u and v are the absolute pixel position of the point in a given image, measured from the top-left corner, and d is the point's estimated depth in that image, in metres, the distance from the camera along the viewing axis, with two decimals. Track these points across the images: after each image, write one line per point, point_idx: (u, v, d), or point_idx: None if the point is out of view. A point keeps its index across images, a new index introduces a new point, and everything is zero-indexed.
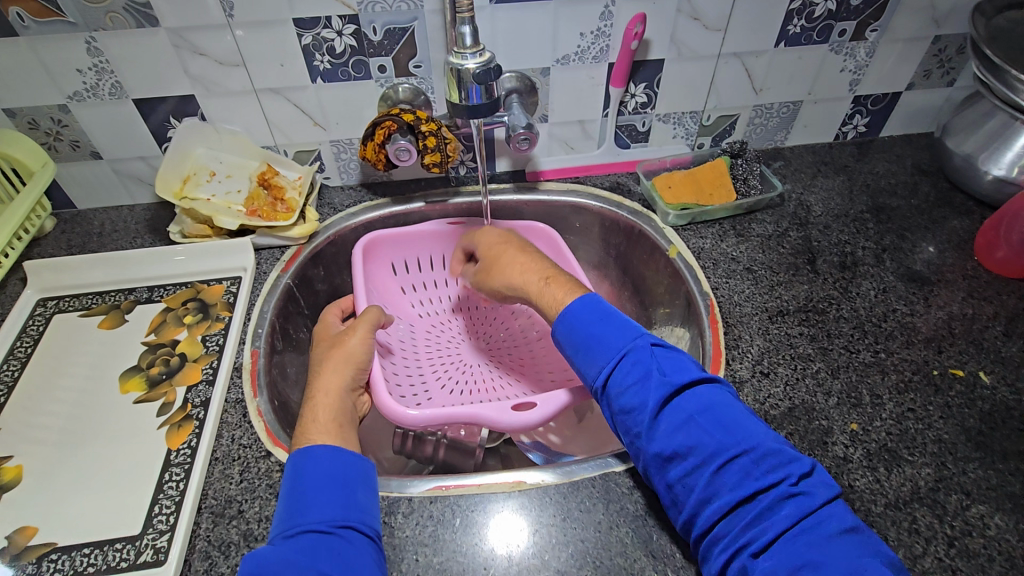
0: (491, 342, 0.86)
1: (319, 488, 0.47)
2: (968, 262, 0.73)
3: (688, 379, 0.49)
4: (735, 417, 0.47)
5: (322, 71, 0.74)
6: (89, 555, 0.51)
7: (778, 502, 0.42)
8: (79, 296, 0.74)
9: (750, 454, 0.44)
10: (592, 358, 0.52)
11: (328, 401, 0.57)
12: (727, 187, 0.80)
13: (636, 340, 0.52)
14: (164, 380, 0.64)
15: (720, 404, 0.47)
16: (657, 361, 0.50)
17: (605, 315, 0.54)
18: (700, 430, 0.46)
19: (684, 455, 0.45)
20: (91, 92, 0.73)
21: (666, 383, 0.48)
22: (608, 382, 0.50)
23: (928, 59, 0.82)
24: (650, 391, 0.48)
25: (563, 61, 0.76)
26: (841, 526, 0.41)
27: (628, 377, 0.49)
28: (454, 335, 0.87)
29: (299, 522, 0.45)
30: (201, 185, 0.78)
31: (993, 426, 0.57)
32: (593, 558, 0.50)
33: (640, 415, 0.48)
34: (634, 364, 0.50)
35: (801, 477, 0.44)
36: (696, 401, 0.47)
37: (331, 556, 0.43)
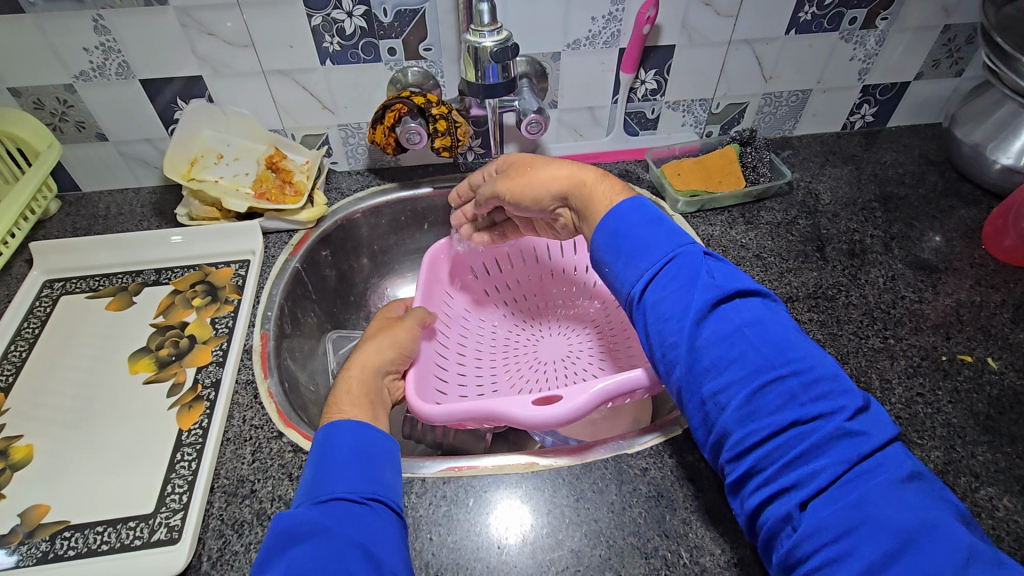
0: (573, 338, 0.80)
1: (351, 460, 0.47)
2: (975, 251, 0.74)
3: (737, 290, 0.48)
4: (786, 337, 0.45)
5: (331, 54, 0.73)
6: (102, 533, 0.51)
7: (829, 438, 0.40)
8: (86, 278, 0.73)
9: (801, 378, 0.42)
10: (635, 262, 0.52)
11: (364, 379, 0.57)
12: (736, 174, 0.80)
13: (686, 247, 0.51)
14: (173, 361, 0.64)
15: (770, 322, 0.46)
16: (707, 270, 0.49)
17: (652, 221, 0.54)
18: (747, 347, 0.44)
19: (725, 368, 0.44)
20: (98, 71, 0.72)
21: (713, 291, 0.47)
22: (647, 287, 0.50)
23: (937, 48, 0.82)
24: (695, 295, 0.48)
25: (574, 46, 0.76)
26: (897, 470, 0.39)
27: (671, 283, 0.49)
28: (530, 332, 0.81)
29: (330, 490, 0.45)
30: (208, 167, 0.77)
31: (1000, 410, 0.58)
32: (606, 538, 0.50)
33: (679, 321, 0.47)
34: (677, 271, 0.49)
35: (857, 415, 0.41)
36: (744, 316, 0.46)
37: (366, 526, 0.43)
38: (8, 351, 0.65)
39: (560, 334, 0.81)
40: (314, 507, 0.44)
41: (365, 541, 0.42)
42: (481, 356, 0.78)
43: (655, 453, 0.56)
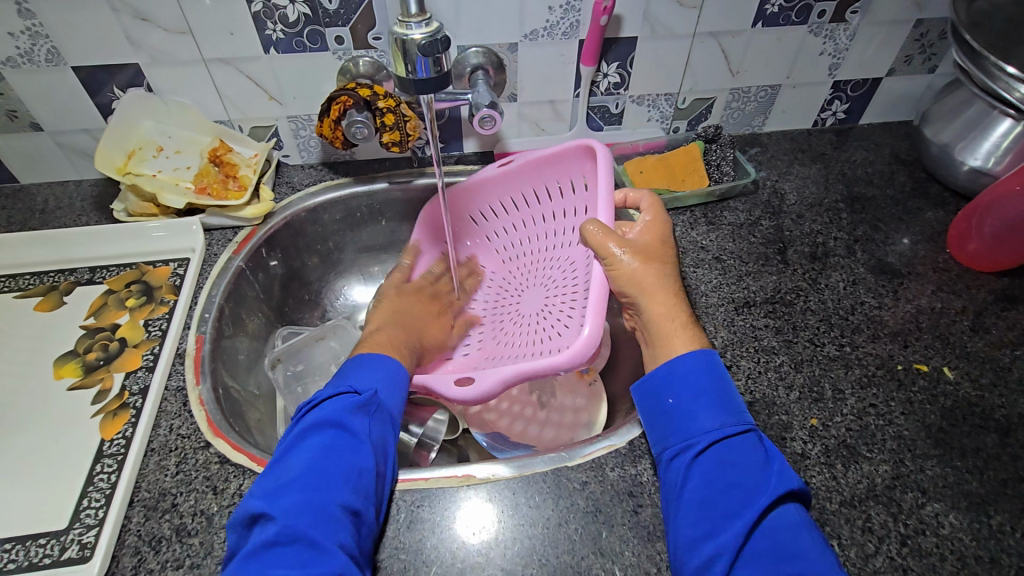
0: (556, 279, 0.71)
1: (388, 379, 0.55)
2: (940, 255, 0.72)
3: (788, 492, 0.45)
4: (824, 552, 0.42)
5: (275, 42, 0.70)
6: (9, 551, 0.48)
7: None
8: (15, 276, 0.70)
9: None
10: (716, 413, 0.49)
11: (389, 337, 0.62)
12: (700, 172, 0.78)
13: (749, 431, 0.49)
14: (101, 366, 0.61)
15: (821, 540, 0.43)
16: (766, 461, 0.47)
17: (725, 384, 0.51)
18: (801, 550, 0.42)
19: (778, 560, 0.41)
20: (26, 57, 0.68)
21: (768, 490, 0.44)
22: (699, 456, 0.48)
23: (909, 43, 0.79)
24: (749, 490, 0.45)
25: (531, 37, 0.73)
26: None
27: (729, 466, 0.47)
28: (526, 281, 0.75)
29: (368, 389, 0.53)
30: (146, 161, 0.73)
31: (953, 423, 0.56)
32: (539, 556, 0.49)
33: (719, 501, 0.45)
34: (748, 450, 0.47)
35: None
36: (798, 520, 0.44)
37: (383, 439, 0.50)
38: None
39: (548, 284, 0.72)
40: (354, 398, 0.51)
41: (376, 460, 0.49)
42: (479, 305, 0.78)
43: (596, 466, 0.54)
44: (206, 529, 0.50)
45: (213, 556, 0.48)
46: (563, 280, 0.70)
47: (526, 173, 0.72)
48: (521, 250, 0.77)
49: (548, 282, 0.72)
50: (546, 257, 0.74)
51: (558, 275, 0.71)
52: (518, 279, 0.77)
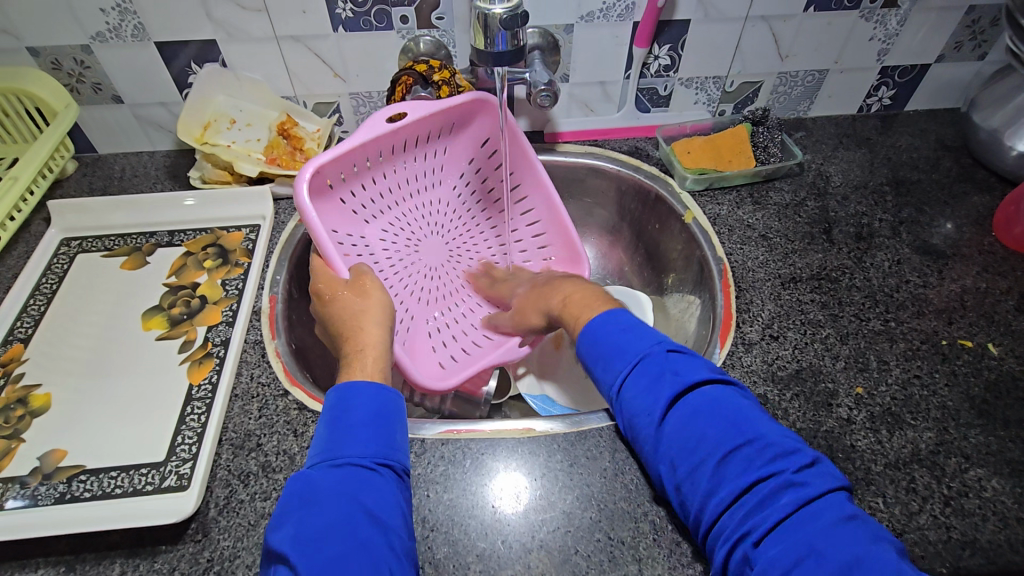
0: (457, 218, 0.81)
1: (371, 420, 0.48)
2: (985, 238, 0.73)
3: (698, 378, 0.47)
4: (744, 414, 0.45)
5: (344, 20, 0.73)
6: (116, 478, 0.53)
7: (776, 489, 0.40)
8: (101, 238, 0.75)
9: (756, 445, 0.43)
10: (610, 364, 0.51)
11: (376, 354, 0.56)
12: (747, 154, 0.80)
13: (653, 347, 0.50)
14: (185, 320, 0.66)
15: (727, 400, 0.46)
16: (662, 367, 0.49)
17: (626, 327, 0.53)
18: (704, 424, 0.45)
19: (687, 453, 0.45)
20: (114, 33, 0.73)
21: (666, 391, 0.47)
22: (620, 389, 0.50)
23: (960, 30, 0.80)
24: (659, 391, 0.48)
25: (587, 18, 0.75)
26: (840, 511, 0.39)
27: (639, 384, 0.49)
28: (417, 229, 0.78)
29: (346, 454, 0.45)
30: (221, 133, 0.78)
31: (997, 395, 0.58)
32: (598, 502, 0.52)
33: (647, 414, 0.48)
34: (648, 368, 0.49)
35: (803, 467, 0.42)
36: (703, 398, 0.46)
37: (380, 496, 0.44)
38: (27, 304, 0.68)
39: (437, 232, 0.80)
40: (332, 470, 0.44)
41: (373, 507, 0.43)
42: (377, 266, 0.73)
43: None
44: (289, 466, 0.54)
45: None
46: (455, 224, 0.81)
47: (425, 121, 0.71)
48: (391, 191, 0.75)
49: (438, 229, 0.80)
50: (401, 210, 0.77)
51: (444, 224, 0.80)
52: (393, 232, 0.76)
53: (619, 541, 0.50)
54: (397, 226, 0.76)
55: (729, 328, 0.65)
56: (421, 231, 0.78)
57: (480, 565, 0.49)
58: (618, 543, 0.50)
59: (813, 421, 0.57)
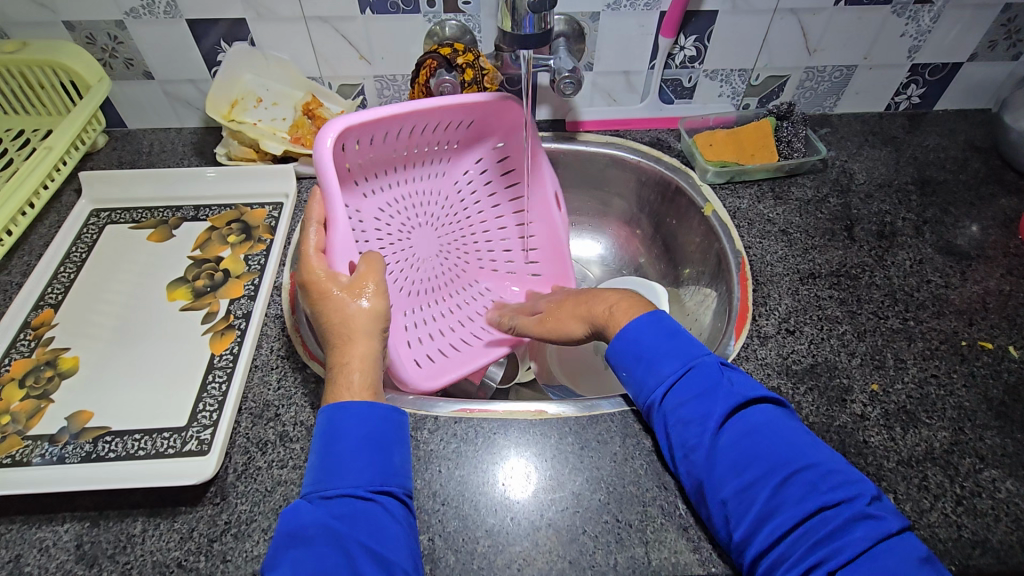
0: (457, 284, 0.79)
1: (362, 446, 0.48)
2: (1011, 240, 0.72)
3: (756, 398, 0.49)
4: (802, 440, 0.46)
5: (371, 3, 0.74)
6: (139, 440, 0.55)
7: (851, 520, 0.41)
8: (129, 210, 0.77)
9: (816, 471, 0.44)
10: (656, 367, 0.51)
11: (364, 367, 0.54)
12: (770, 148, 0.79)
13: (706, 355, 0.51)
14: (208, 292, 0.68)
15: (783, 423, 0.47)
16: (725, 383, 0.49)
17: (673, 332, 0.54)
18: (766, 442, 0.45)
19: (745, 468, 0.45)
20: (147, 9, 0.74)
21: (725, 403, 0.48)
22: (669, 395, 0.50)
23: (995, 29, 0.78)
24: (715, 403, 0.48)
25: (614, 6, 0.75)
26: (912, 553, 0.39)
27: (690, 392, 0.49)
28: (445, 232, 0.77)
29: (338, 486, 0.46)
30: (248, 110, 0.79)
31: (1016, 398, 0.57)
32: (606, 484, 0.53)
33: (700, 426, 0.48)
34: (698, 379, 0.50)
35: (872, 500, 0.43)
36: (764, 416, 0.47)
37: (375, 528, 0.44)
38: (57, 272, 0.69)
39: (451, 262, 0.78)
40: (324, 505, 0.45)
41: (372, 540, 0.44)
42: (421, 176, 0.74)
43: None
44: (306, 436, 0.55)
45: None
46: (446, 269, 0.78)
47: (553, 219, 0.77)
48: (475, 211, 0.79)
49: (447, 246, 0.78)
50: (474, 232, 0.79)
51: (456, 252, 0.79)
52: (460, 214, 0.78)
53: (627, 524, 0.50)
54: (456, 211, 0.78)
55: (745, 321, 0.65)
56: (448, 233, 0.78)
57: (488, 540, 0.50)
58: (625, 525, 0.50)
59: (826, 415, 0.56)
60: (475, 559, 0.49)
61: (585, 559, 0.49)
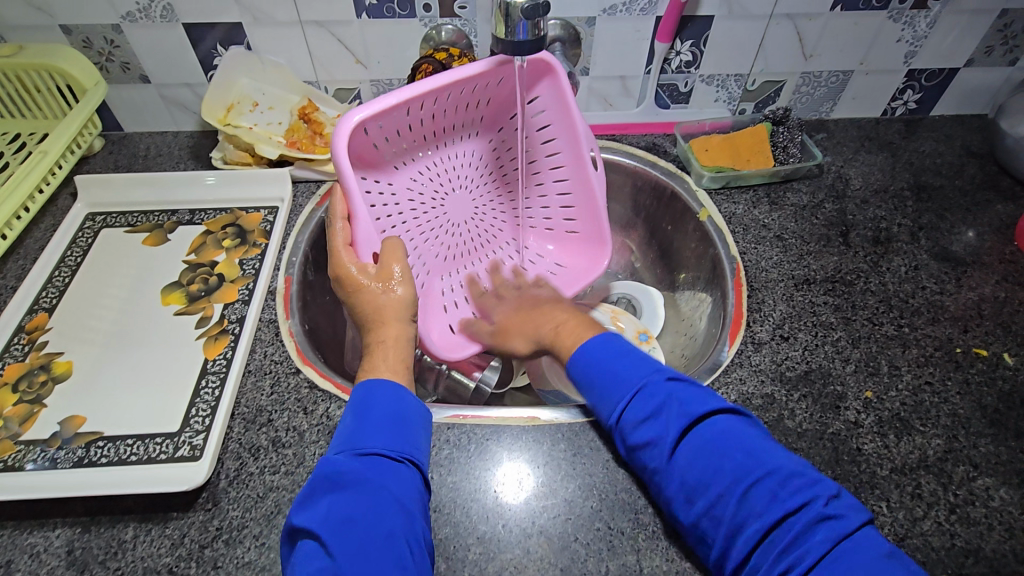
0: (493, 242, 0.79)
1: (397, 416, 0.49)
2: (1007, 246, 0.72)
3: (707, 409, 0.47)
4: (760, 447, 0.45)
5: (367, 7, 0.74)
6: (132, 445, 0.55)
7: (810, 524, 0.40)
8: (125, 214, 0.77)
9: (776, 477, 0.43)
10: (607, 395, 0.51)
11: (398, 340, 0.55)
12: (765, 153, 0.79)
13: (651, 374, 0.51)
14: (202, 296, 0.68)
15: (740, 431, 0.46)
16: (674, 398, 0.49)
17: (619, 352, 0.54)
18: (720, 456, 0.45)
19: (700, 490, 0.44)
20: (143, 13, 0.74)
21: (677, 420, 0.47)
22: (625, 419, 0.50)
23: (991, 34, 0.78)
24: (668, 421, 0.47)
25: (609, 11, 0.75)
26: (877, 548, 0.39)
27: (643, 413, 0.49)
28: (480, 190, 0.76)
29: (373, 445, 0.46)
30: (244, 114, 0.79)
31: (1010, 406, 0.57)
32: (599, 492, 0.53)
33: (658, 447, 0.47)
34: (650, 399, 0.49)
35: (831, 499, 0.42)
36: (715, 428, 0.46)
37: (406, 490, 0.45)
38: (52, 276, 0.70)
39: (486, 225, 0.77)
40: (358, 459, 0.45)
41: (402, 499, 0.44)
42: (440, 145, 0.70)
43: None
44: (299, 442, 0.55)
45: (305, 466, 0.54)
46: (484, 226, 0.78)
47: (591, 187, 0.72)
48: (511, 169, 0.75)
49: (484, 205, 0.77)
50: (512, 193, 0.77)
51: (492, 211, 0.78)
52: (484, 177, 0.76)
53: (619, 531, 0.50)
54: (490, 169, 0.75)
55: (739, 327, 0.65)
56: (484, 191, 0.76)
57: (480, 547, 0.50)
58: (617, 533, 0.50)
59: (820, 422, 0.56)
60: (467, 566, 0.49)
61: (577, 566, 0.49)
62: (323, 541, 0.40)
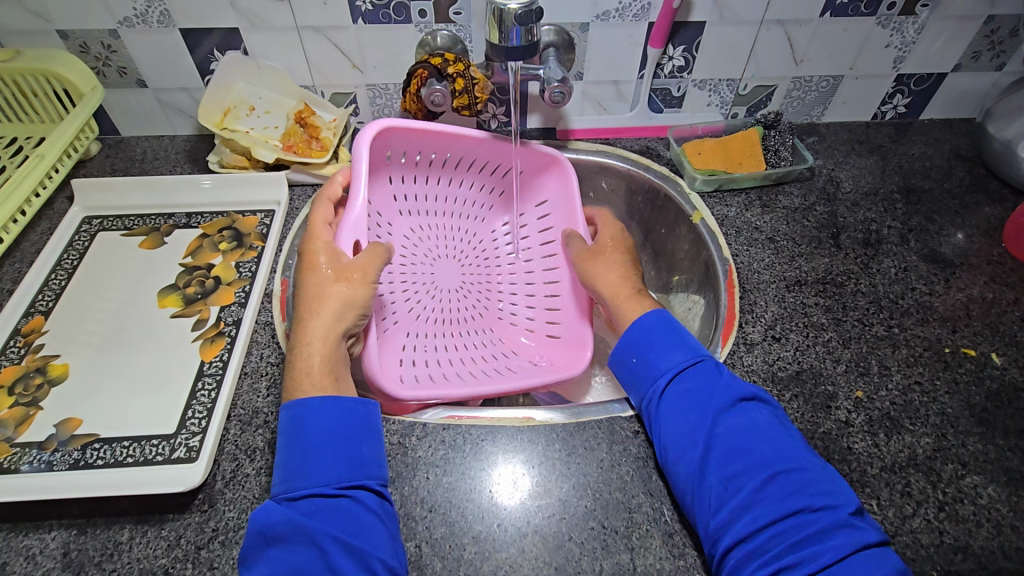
0: (471, 301, 0.82)
1: (326, 444, 0.49)
2: (995, 248, 0.73)
3: (750, 396, 0.52)
4: (792, 444, 0.49)
5: (363, 13, 0.74)
6: (128, 447, 0.55)
7: (832, 526, 0.44)
8: (122, 217, 0.77)
9: (805, 473, 0.47)
10: (668, 356, 0.56)
11: (324, 350, 0.54)
12: (757, 157, 0.80)
13: (710, 355, 0.56)
14: (199, 299, 0.68)
15: (776, 426, 0.51)
16: (725, 381, 0.53)
17: (678, 331, 0.58)
18: (758, 441, 0.49)
19: (735, 462, 0.49)
20: (140, 18, 0.74)
21: (725, 396, 0.52)
22: (672, 383, 0.54)
23: (978, 40, 0.79)
24: (717, 395, 0.52)
25: (603, 17, 0.76)
26: (892, 565, 0.42)
27: (695, 383, 0.53)
28: (465, 259, 0.84)
29: (303, 486, 0.48)
30: (241, 119, 0.80)
31: (998, 404, 0.58)
32: (593, 491, 0.53)
33: (700, 414, 0.51)
34: (701, 374, 0.54)
35: (854, 512, 0.46)
36: (756, 416, 0.51)
37: (347, 521, 0.46)
38: (48, 279, 0.70)
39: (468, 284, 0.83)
40: (292, 505, 0.47)
41: (341, 534, 0.45)
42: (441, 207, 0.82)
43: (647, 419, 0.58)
44: None
45: None
46: (461, 287, 0.82)
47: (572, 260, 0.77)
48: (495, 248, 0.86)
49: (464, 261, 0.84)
50: (495, 276, 0.85)
51: (471, 269, 0.84)
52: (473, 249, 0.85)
53: (612, 530, 0.51)
54: (479, 241, 0.86)
55: (732, 328, 0.65)
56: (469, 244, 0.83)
57: (475, 546, 0.50)
58: (611, 532, 0.51)
59: (811, 422, 0.57)
60: (462, 565, 0.49)
61: (571, 565, 0.49)
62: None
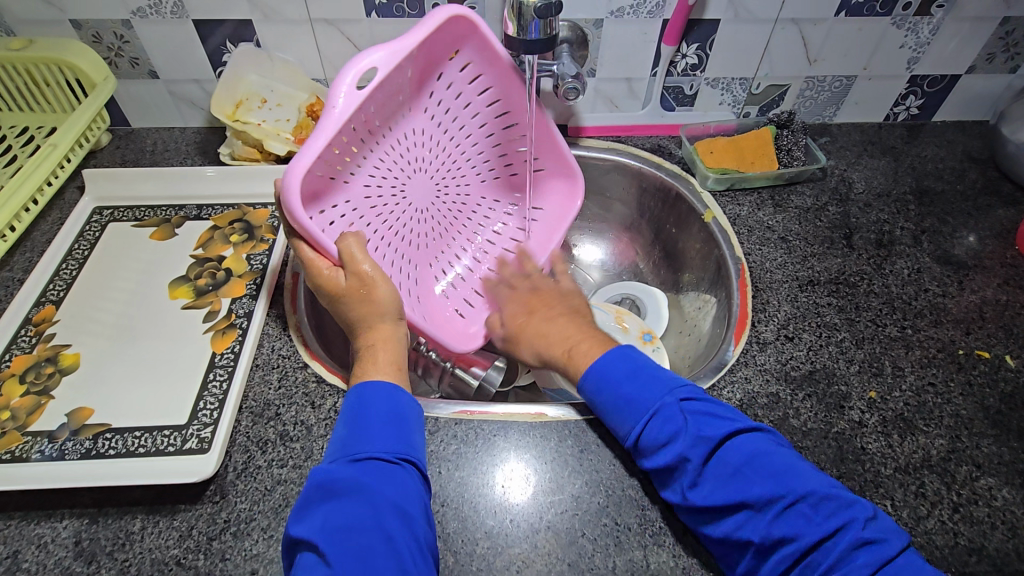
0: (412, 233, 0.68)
1: (388, 421, 0.49)
2: (1008, 250, 0.73)
3: (725, 434, 0.47)
4: (786, 469, 0.45)
5: (377, 6, 0.74)
6: (139, 438, 0.55)
7: (850, 548, 0.41)
8: (132, 208, 0.77)
9: (809, 500, 0.43)
10: (623, 418, 0.51)
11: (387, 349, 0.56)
12: (770, 156, 0.80)
13: (666, 396, 0.50)
14: (210, 291, 0.68)
15: (764, 452, 0.46)
16: (690, 425, 0.48)
17: (633, 371, 0.52)
18: (748, 482, 0.45)
19: (733, 513, 0.45)
20: (154, 9, 0.74)
21: (696, 450, 0.47)
22: (642, 442, 0.49)
23: (993, 42, 0.79)
24: (687, 449, 0.47)
25: (617, 13, 0.75)
26: (915, 573, 0.40)
27: (662, 439, 0.48)
28: (456, 192, 0.73)
29: (368, 450, 0.46)
30: (252, 111, 0.80)
31: (1012, 407, 0.58)
32: (606, 488, 0.53)
33: (681, 474, 0.47)
34: (663, 425, 0.49)
35: (867, 522, 0.43)
36: (738, 453, 0.46)
37: (402, 491, 0.45)
38: (59, 269, 0.69)
39: (444, 207, 0.72)
40: (350, 467, 0.45)
41: (400, 503, 0.44)
42: (465, 129, 0.69)
43: None
44: (306, 436, 0.56)
45: (313, 459, 0.54)
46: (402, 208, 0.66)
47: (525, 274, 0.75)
48: (489, 208, 0.77)
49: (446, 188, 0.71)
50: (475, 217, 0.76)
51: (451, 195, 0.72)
52: (469, 182, 0.74)
53: (625, 527, 0.51)
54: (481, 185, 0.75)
55: (744, 327, 0.65)
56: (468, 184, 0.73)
57: (488, 542, 0.50)
58: (624, 528, 0.50)
59: (825, 422, 0.57)
60: (475, 560, 0.49)
61: (584, 561, 0.49)
62: (322, 552, 0.40)
